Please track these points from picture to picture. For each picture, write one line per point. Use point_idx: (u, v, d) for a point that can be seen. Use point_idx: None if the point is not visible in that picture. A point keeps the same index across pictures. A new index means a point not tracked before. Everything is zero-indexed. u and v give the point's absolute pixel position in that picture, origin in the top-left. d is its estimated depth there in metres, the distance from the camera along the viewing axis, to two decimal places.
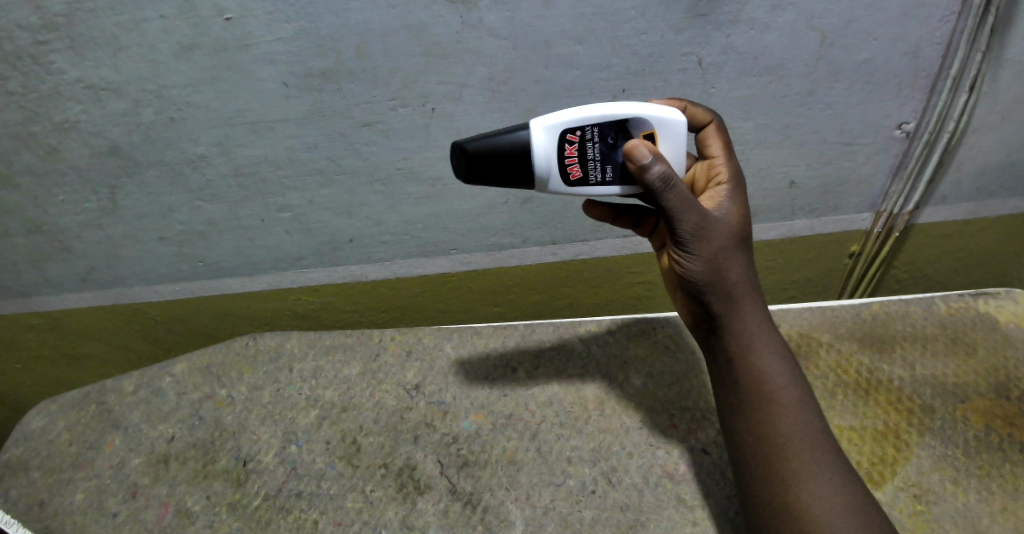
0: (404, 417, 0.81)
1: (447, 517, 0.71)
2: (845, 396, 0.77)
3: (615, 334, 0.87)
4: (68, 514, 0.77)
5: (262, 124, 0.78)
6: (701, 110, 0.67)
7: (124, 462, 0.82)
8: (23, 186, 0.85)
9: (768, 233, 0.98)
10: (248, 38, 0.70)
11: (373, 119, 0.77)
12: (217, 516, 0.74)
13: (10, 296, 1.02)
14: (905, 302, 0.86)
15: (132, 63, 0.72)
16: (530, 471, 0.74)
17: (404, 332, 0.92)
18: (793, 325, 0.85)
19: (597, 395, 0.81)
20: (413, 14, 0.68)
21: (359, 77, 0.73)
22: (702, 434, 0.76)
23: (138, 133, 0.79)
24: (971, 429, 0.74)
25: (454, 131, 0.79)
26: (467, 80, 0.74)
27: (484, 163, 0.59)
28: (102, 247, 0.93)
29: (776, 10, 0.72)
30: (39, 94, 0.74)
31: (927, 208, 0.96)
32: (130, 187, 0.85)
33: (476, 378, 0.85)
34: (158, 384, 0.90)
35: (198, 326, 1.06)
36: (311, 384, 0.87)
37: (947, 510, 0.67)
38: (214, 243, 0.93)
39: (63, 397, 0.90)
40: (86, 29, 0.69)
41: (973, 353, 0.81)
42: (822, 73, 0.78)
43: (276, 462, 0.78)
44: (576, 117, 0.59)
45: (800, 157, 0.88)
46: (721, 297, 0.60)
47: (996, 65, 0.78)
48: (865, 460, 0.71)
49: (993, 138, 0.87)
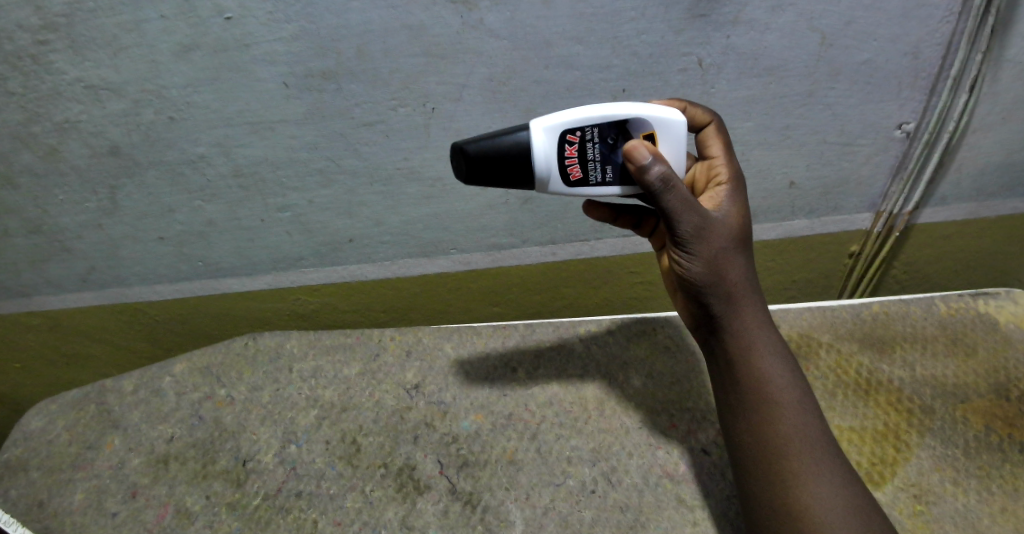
0: (404, 417, 0.81)
1: (447, 517, 0.71)
2: (845, 397, 0.77)
3: (615, 334, 0.87)
4: (67, 514, 0.77)
5: (262, 124, 0.78)
6: (700, 111, 0.67)
7: (124, 462, 0.81)
8: (23, 187, 0.85)
9: (768, 233, 0.98)
10: (249, 38, 0.70)
11: (373, 119, 0.77)
12: (217, 516, 0.74)
13: (9, 296, 1.02)
14: (905, 302, 0.86)
15: (133, 63, 0.72)
16: (529, 472, 0.74)
17: (404, 333, 0.92)
18: (793, 325, 0.85)
19: (597, 395, 0.81)
20: (414, 14, 0.69)
21: (359, 77, 0.73)
22: (702, 434, 0.76)
23: (138, 133, 0.79)
24: (971, 430, 0.74)
25: (453, 131, 0.80)
26: (467, 80, 0.75)
27: (484, 165, 0.59)
28: (102, 247, 0.93)
29: (777, 10, 0.72)
30: (39, 94, 0.74)
31: (927, 208, 0.96)
32: (130, 187, 0.85)
33: (476, 379, 0.85)
34: (158, 384, 0.89)
35: (198, 326, 1.06)
36: (311, 384, 0.87)
37: (947, 511, 0.67)
38: (214, 243, 0.93)
39: (63, 397, 0.90)
40: (86, 29, 0.69)
41: (973, 353, 0.81)
42: (822, 73, 0.78)
43: (276, 462, 0.78)
44: (576, 118, 0.59)
45: (800, 158, 0.88)
46: (721, 298, 0.60)
47: (996, 65, 0.78)
48: (865, 460, 0.71)
49: (993, 138, 0.87)
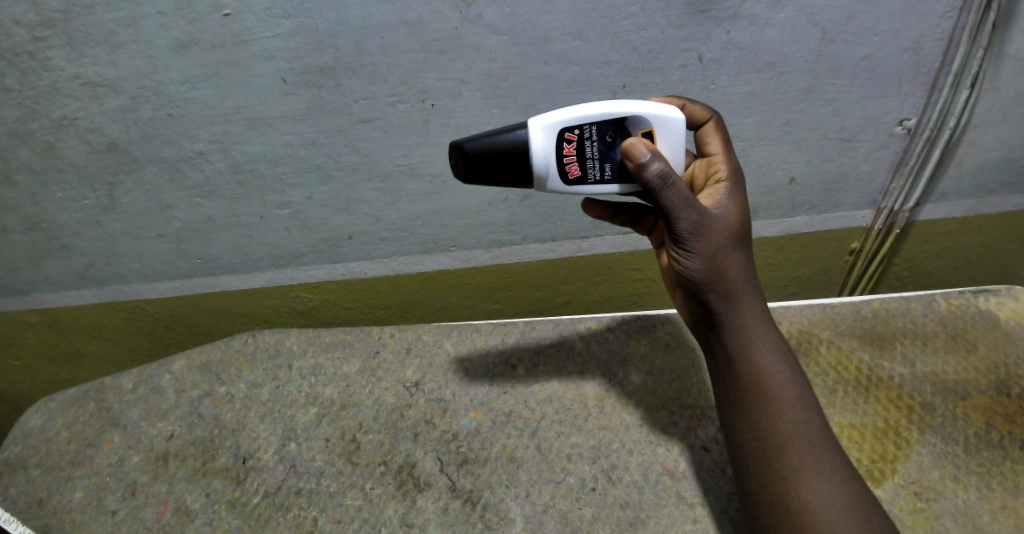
0: (404, 414, 0.81)
1: (447, 515, 0.71)
2: (845, 393, 0.77)
3: (615, 332, 0.87)
4: (67, 512, 0.77)
5: (261, 121, 0.77)
6: (699, 108, 0.66)
7: (123, 460, 0.81)
8: (21, 184, 0.85)
9: (768, 230, 0.98)
10: (247, 34, 0.70)
11: (372, 116, 0.77)
12: (217, 514, 0.74)
13: (8, 294, 1.01)
14: (906, 299, 0.86)
15: (130, 60, 0.71)
16: (529, 469, 0.74)
17: (403, 330, 0.92)
18: (793, 322, 0.85)
19: (597, 393, 0.81)
20: (412, 10, 0.68)
21: (358, 73, 0.73)
22: (702, 431, 0.75)
23: (136, 130, 0.78)
24: (971, 427, 0.74)
25: (453, 128, 0.79)
26: (466, 76, 0.74)
27: (482, 163, 0.59)
28: (100, 244, 0.93)
29: (777, 5, 0.71)
30: (37, 90, 0.73)
31: (927, 205, 0.96)
32: (129, 184, 0.85)
33: (476, 376, 0.84)
34: (157, 382, 0.89)
35: (197, 323, 1.05)
36: (311, 381, 0.87)
37: (947, 508, 0.67)
38: (213, 240, 0.93)
39: (62, 395, 0.90)
40: (83, 25, 0.68)
41: (973, 350, 0.80)
42: (823, 69, 0.78)
43: (276, 460, 0.78)
44: (574, 116, 0.59)
45: (800, 154, 0.88)
46: (721, 295, 0.60)
47: (998, 61, 0.78)
48: (866, 457, 0.71)
49: (994, 134, 0.87)
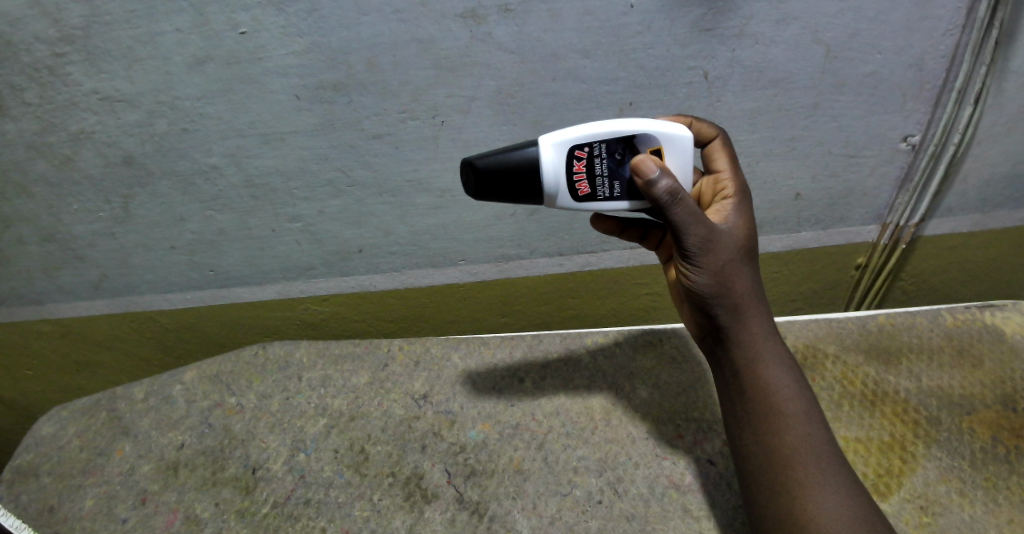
0: (412, 426, 0.82)
1: (454, 526, 0.72)
2: (851, 408, 0.78)
3: (621, 345, 0.88)
4: (78, 520, 0.78)
5: (273, 136, 0.79)
6: (706, 125, 0.68)
7: (134, 468, 0.82)
8: (37, 196, 0.86)
9: (774, 245, 0.98)
10: (261, 51, 0.71)
11: (382, 131, 0.78)
12: (226, 523, 0.75)
13: (20, 303, 1.03)
14: (911, 314, 0.86)
15: (148, 76, 0.73)
16: (536, 480, 0.75)
17: (411, 343, 0.93)
18: (799, 336, 0.85)
19: (604, 405, 0.81)
20: (424, 29, 0.70)
21: (370, 89, 0.74)
22: (708, 445, 0.76)
23: (152, 143, 0.80)
24: (976, 441, 0.74)
25: (462, 144, 0.81)
26: (476, 93, 0.75)
27: (493, 180, 0.60)
28: (113, 255, 0.94)
29: (781, 24, 0.72)
30: (56, 104, 0.75)
31: (932, 220, 0.96)
32: (143, 196, 0.86)
33: (484, 389, 0.85)
34: (169, 391, 0.91)
35: (208, 334, 1.07)
36: (320, 392, 0.88)
37: (953, 522, 0.68)
38: (224, 252, 0.94)
39: (73, 404, 0.91)
40: (101, 40, 0.70)
41: (979, 365, 0.81)
42: (827, 85, 0.79)
43: (284, 470, 0.79)
44: (584, 134, 0.60)
45: (806, 169, 0.89)
46: (728, 309, 0.61)
47: (1001, 77, 0.79)
48: (871, 471, 0.72)
49: (998, 148, 0.88)
